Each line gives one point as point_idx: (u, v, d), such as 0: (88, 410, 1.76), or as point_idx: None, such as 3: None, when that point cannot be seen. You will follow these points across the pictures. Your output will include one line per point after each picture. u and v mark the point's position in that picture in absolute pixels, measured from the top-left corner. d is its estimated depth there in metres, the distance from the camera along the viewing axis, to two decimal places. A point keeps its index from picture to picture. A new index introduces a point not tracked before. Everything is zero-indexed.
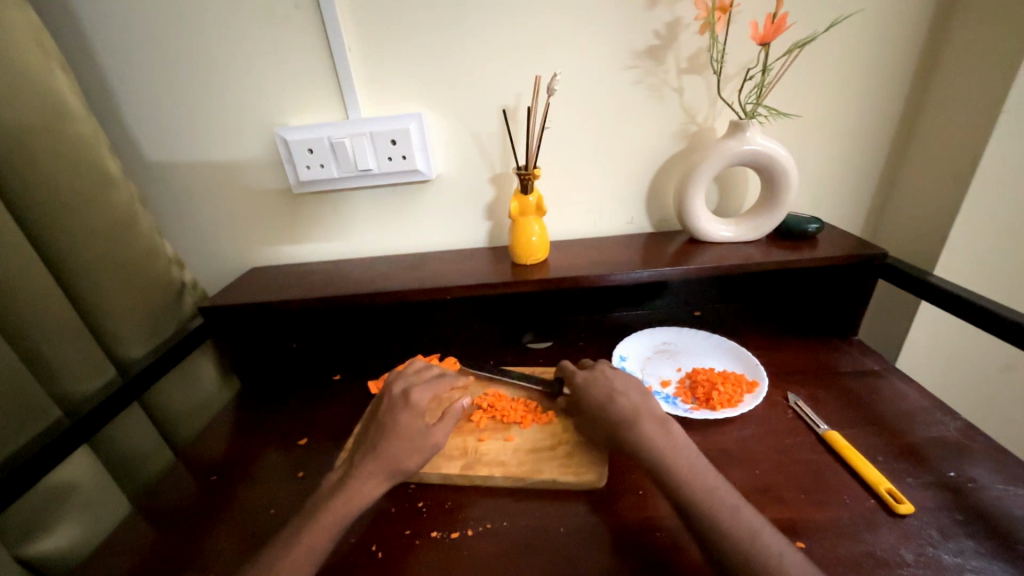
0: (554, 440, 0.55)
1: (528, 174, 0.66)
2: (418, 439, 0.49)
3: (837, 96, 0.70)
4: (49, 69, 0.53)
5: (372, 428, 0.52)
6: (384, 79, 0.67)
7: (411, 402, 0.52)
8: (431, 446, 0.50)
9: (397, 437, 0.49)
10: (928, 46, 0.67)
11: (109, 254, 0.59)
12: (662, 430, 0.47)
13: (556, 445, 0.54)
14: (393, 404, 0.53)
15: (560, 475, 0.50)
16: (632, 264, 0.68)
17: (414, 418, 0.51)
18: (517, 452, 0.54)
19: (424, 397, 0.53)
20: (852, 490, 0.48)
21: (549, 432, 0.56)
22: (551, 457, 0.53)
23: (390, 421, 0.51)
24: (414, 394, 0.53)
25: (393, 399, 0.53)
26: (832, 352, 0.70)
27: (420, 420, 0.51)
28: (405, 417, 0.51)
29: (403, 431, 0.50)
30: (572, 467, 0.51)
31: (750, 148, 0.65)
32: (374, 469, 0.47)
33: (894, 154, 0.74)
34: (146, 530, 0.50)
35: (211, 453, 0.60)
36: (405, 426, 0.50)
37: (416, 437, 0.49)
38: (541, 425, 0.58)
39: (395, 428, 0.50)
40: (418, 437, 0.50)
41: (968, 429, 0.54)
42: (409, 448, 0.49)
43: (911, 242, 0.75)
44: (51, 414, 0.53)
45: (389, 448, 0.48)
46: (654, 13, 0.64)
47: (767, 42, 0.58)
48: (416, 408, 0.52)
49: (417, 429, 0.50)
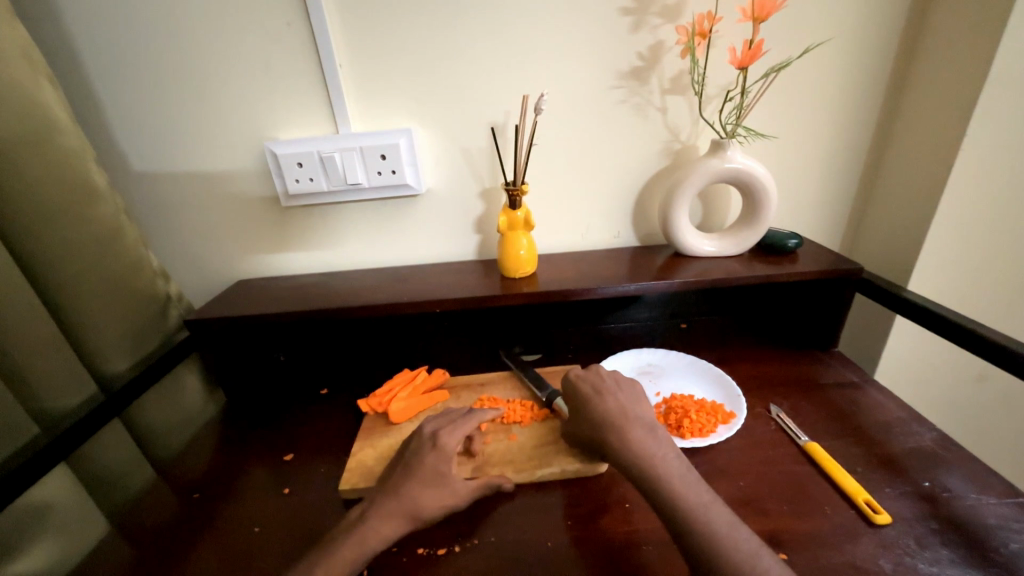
0: (556, 435, 0.58)
1: (516, 190, 0.67)
2: (443, 486, 0.48)
3: (813, 118, 0.73)
4: (35, 82, 0.52)
5: (395, 470, 0.51)
6: (374, 96, 0.68)
7: (439, 444, 0.51)
8: (455, 494, 0.48)
9: (423, 483, 0.48)
10: (896, 71, 0.70)
11: (90, 267, 0.58)
12: (650, 434, 0.48)
13: (558, 439, 0.57)
14: (420, 446, 0.52)
15: (568, 465, 0.53)
16: (619, 278, 0.69)
17: (440, 463, 0.50)
18: (524, 449, 0.56)
19: (452, 441, 0.52)
20: (832, 501, 0.49)
21: (548, 427, 0.59)
22: (557, 450, 0.55)
23: (416, 464, 0.50)
24: (443, 437, 0.52)
25: (420, 441, 0.53)
26: (813, 364, 0.71)
27: (443, 463, 0.50)
28: (432, 462, 0.50)
29: (427, 475, 0.49)
30: (576, 456, 0.54)
31: (731, 166, 0.67)
32: (392, 509, 0.46)
33: (868, 173, 0.77)
34: (123, 552, 0.49)
35: (193, 469, 0.59)
36: (429, 469, 0.49)
37: (439, 483, 0.48)
38: (541, 422, 0.60)
39: (420, 472, 0.49)
40: (442, 484, 0.48)
41: (942, 439, 0.56)
42: (431, 495, 0.47)
43: (885, 257, 0.78)
44: (29, 430, 0.52)
45: (411, 492, 0.47)
46: (638, 37, 0.67)
47: (744, 67, 0.60)
48: (444, 453, 0.51)
49: (442, 475, 0.49)
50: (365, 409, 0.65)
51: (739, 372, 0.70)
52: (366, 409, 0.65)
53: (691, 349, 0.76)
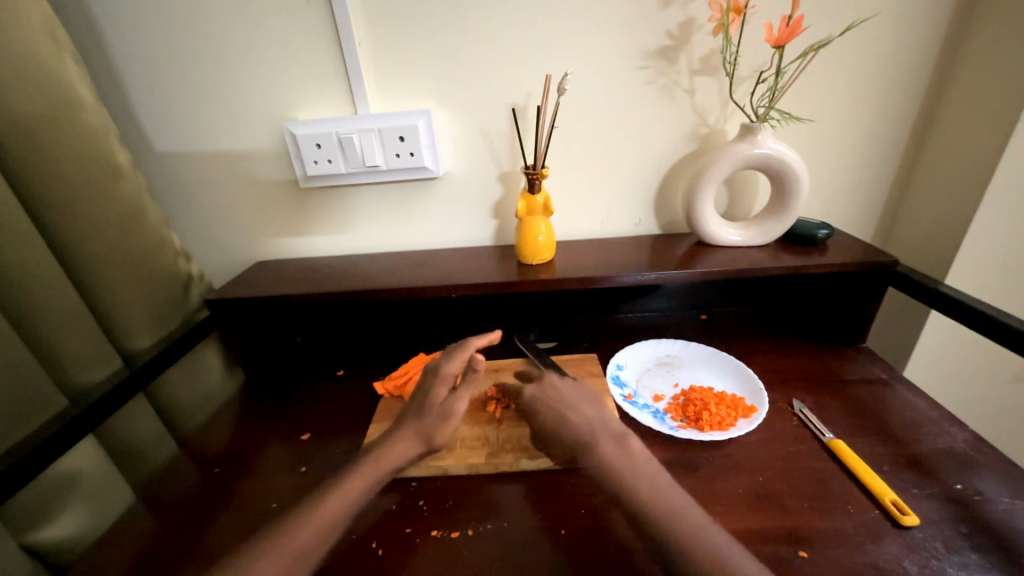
0: None
1: (535, 173, 0.65)
2: (442, 407, 0.51)
3: (851, 102, 0.69)
4: (60, 58, 0.53)
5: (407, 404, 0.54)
6: (393, 75, 0.67)
7: (435, 371, 0.54)
8: (454, 414, 0.51)
9: (427, 407, 0.52)
10: (945, 50, 0.65)
11: (116, 245, 0.59)
12: (618, 445, 0.46)
13: None
14: (422, 380, 0.55)
15: None
16: (639, 266, 0.68)
17: (438, 389, 0.53)
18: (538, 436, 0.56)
19: (452, 366, 0.54)
20: (856, 500, 0.47)
21: None
22: None
23: (420, 394, 0.53)
24: (440, 363, 0.55)
25: (424, 375, 0.56)
26: (839, 359, 0.69)
27: (442, 391, 0.53)
28: (432, 389, 0.53)
29: (430, 401, 0.52)
30: None
31: (761, 151, 0.64)
32: (404, 435, 0.49)
33: (908, 161, 0.73)
34: (146, 519, 0.50)
35: (214, 444, 0.61)
36: (433, 397, 0.52)
37: (439, 406, 0.52)
38: None
39: (424, 399, 0.52)
40: (441, 407, 0.51)
41: (975, 440, 0.54)
42: (433, 416, 0.51)
43: (922, 250, 0.74)
44: (55, 403, 0.53)
45: (417, 419, 0.51)
46: (668, 14, 0.64)
47: (781, 45, 0.57)
48: (442, 378, 0.53)
49: (441, 399, 0.52)
50: (382, 391, 0.66)
51: (760, 366, 0.68)
52: (382, 391, 0.66)
53: (711, 340, 0.74)
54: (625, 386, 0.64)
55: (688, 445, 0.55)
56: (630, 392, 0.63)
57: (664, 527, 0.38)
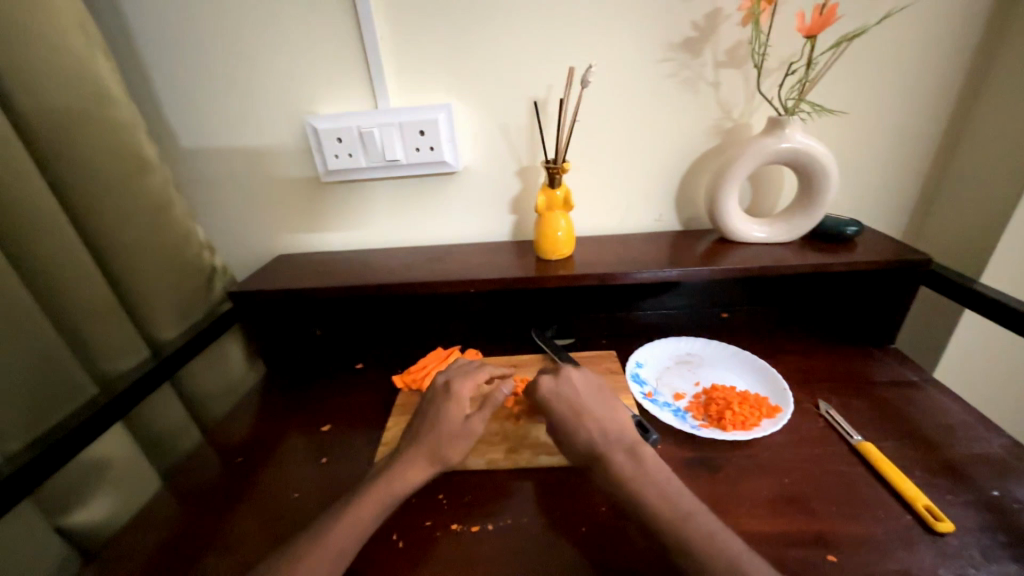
0: None
1: (556, 168, 0.64)
2: (458, 428, 0.50)
3: (884, 95, 0.67)
4: (91, 53, 0.54)
5: (415, 421, 0.52)
6: (415, 69, 0.67)
7: (452, 392, 0.53)
8: (469, 437, 0.50)
9: (442, 427, 0.50)
10: (986, 40, 0.63)
11: (143, 238, 0.60)
12: (630, 456, 0.45)
13: None
14: (433, 397, 0.53)
15: None
16: (661, 262, 0.67)
17: (454, 410, 0.51)
18: None
19: (465, 389, 0.53)
20: (886, 505, 0.46)
21: None
22: None
23: (433, 413, 0.52)
24: (453, 385, 0.53)
25: (434, 393, 0.54)
26: (866, 360, 0.67)
27: (459, 412, 0.51)
28: (447, 409, 0.51)
29: (445, 421, 0.51)
30: None
31: (788, 146, 0.63)
32: (416, 455, 0.48)
33: (943, 156, 0.70)
34: (173, 507, 0.51)
35: (236, 434, 0.62)
36: (448, 418, 0.51)
37: (456, 426, 0.50)
38: None
39: (439, 419, 0.51)
40: (458, 428, 0.50)
41: (1013, 446, 0.52)
42: (449, 437, 0.50)
43: (956, 248, 0.71)
44: (87, 391, 0.55)
45: (432, 437, 0.50)
46: (694, 5, 0.62)
47: (813, 35, 0.55)
48: (457, 400, 0.52)
49: (458, 419, 0.51)
50: (400, 384, 0.66)
51: (784, 365, 0.67)
52: (400, 385, 0.66)
53: (733, 339, 0.73)
54: (645, 384, 0.63)
55: (711, 444, 0.54)
56: (649, 390, 0.62)
57: (698, 558, 0.37)
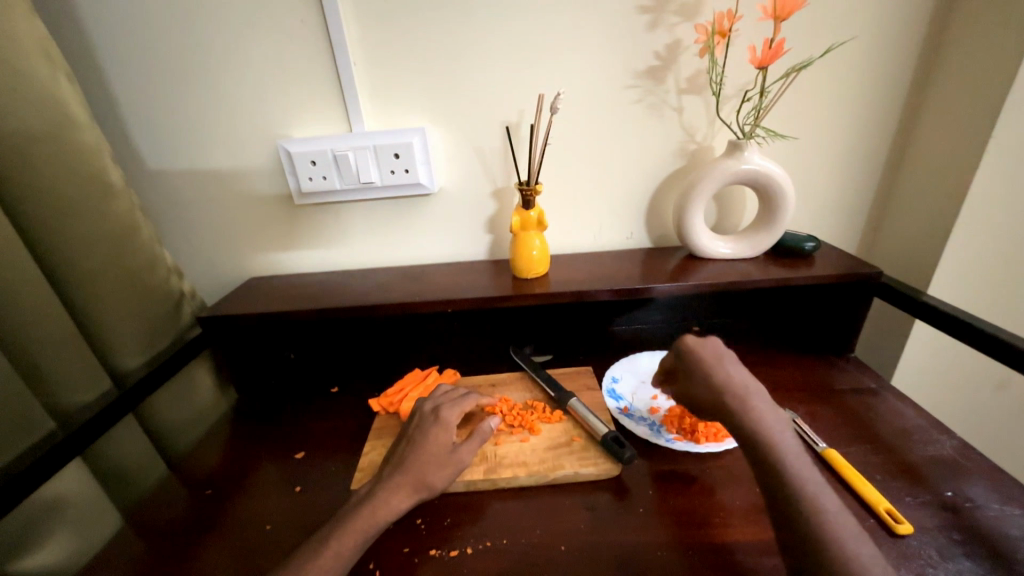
0: (568, 437, 0.58)
1: (529, 189, 0.66)
2: (444, 456, 0.50)
3: (833, 119, 0.72)
4: (54, 77, 0.53)
5: (401, 443, 0.52)
6: (388, 94, 0.68)
7: (441, 418, 0.53)
8: (458, 464, 0.49)
9: (428, 452, 0.50)
10: (918, 72, 0.69)
11: (107, 263, 0.58)
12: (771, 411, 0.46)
13: (571, 441, 0.57)
14: (422, 421, 0.53)
15: (581, 467, 0.53)
16: (633, 279, 0.69)
17: (441, 434, 0.51)
18: (536, 451, 0.56)
19: (453, 415, 0.53)
20: (851, 510, 0.48)
21: (560, 429, 0.59)
22: (569, 452, 0.55)
23: (419, 437, 0.51)
24: (442, 411, 0.53)
25: (422, 417, 0.54)
26: (829, 369, 0.70)
27: (448, 438, 0.51)
28: (433, 433, 0.51)
29: (430, 447, 0.50)
30: (590, 459, 0.54)
31: (748, 167, 0.66)
32: (399, 481, 0.48)
33: (888, 176, 0.76)
34: (135, 546, 0.49)
35: (205, 465, 0.60)
36: (435, 443, 0.50)
37: (442, 453, 0.50)
38: (552, 424, 0.60)
39: (424, 444, 0.50)
40: (443, 454, 0.50)
41: (963, 448, 0.55)
42: (434, 464, 0.49)
43: (905, 260, 0.76)
44: (45, 425, 0.53)
45: (416, 463, 0.49)
46: (655, 36, 0.66)
47: (764, 66, 0.59)
48: (446, 425, 0.52)
49: (444, 445, 0.51)
50: (376, 408, 0.65)
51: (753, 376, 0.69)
52: (378, 408, 0.65)
53: None
54: (621, 400, 0.64)
55: (685, 456, 0.56)
56: (625, 405, 0.63)
57: None
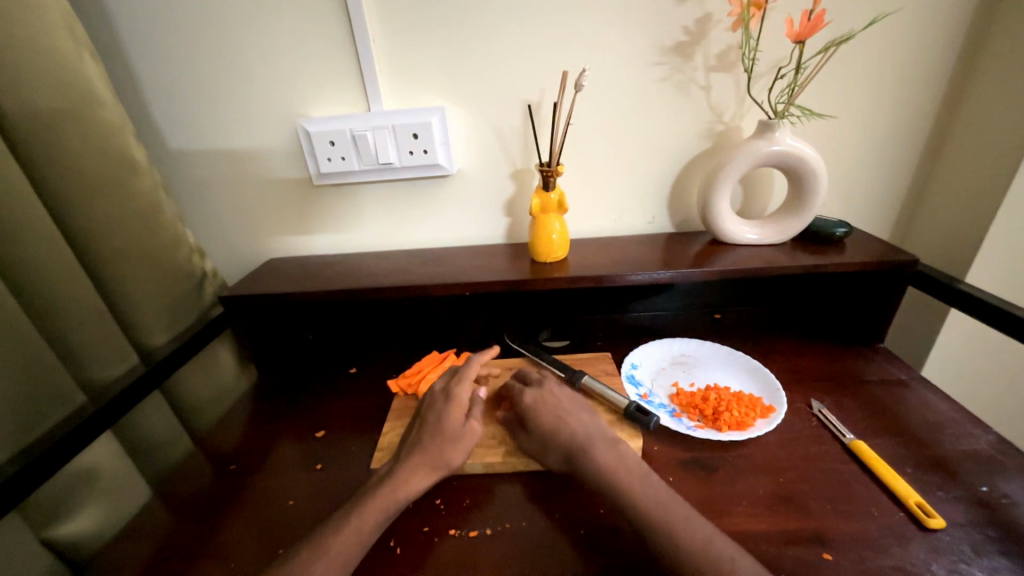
0: None
1: (551, 171, 0.64)
2: (457, 431, 0.51)
3: (871, 99, 0.68)
4: (77, 53, 0.53)
5: (416, 426, 0.53)
6: (408, 72, 0.67)
7: (453, 397, 0.53)
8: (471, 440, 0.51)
9: (441, 430, 0.50)
10: (967, 45, 0.64)
11: (130, 243, 0.59)
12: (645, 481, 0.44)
13: None
14: (433, 401, 0.54)
15: None
16: (655, 264, 0.67)
17: (453, 412, 0.52)
18: None
19: (463, 391, 0.54)
20: (879, 503, 0.47)
21: None
22: None
23: (433, 419, 0.52)
24: (451, 389, 0.54)
25: (434, 398, 0.55)
26: (857, 360, 0.68)
27: (459, 415, 0.52)
28: (446, 413, 0.52)
29: (446, 426, 0.51)
30: None
31: (778, 149, 0.63)
32: (416, 464, 0.48)
33: (929, 158, 0.72)
34: (163, 518, 0.50)
35: (228, 442, 0.61)
36: (447, 423, 0.51)
37: (456, 429, 0.51)
38: None
39: (437, 425, 0.51)
40: (455, 429, 0.51)
41: (999, 443, 0.53)
42: (448, 441, 0.50)
43: (942, 248, 0.73)
44: (75, 399, 0.54)
45: (433, 443, 0.50)
46: (685, 10, 0.63)
47: (802, 40, 0.56)
48: (456, 403, 0.53)
49: (458, 422, 0.51)
50: (394, 389, 0.66)
51: (778, 366, 0.67)
52: (396, 389, 0.66)
53: (726, 340, 0.74)
54: (640, 386, 0.63)
55: (706, 445, 0.55)
56: (644, 392, 0.62)
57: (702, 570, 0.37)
